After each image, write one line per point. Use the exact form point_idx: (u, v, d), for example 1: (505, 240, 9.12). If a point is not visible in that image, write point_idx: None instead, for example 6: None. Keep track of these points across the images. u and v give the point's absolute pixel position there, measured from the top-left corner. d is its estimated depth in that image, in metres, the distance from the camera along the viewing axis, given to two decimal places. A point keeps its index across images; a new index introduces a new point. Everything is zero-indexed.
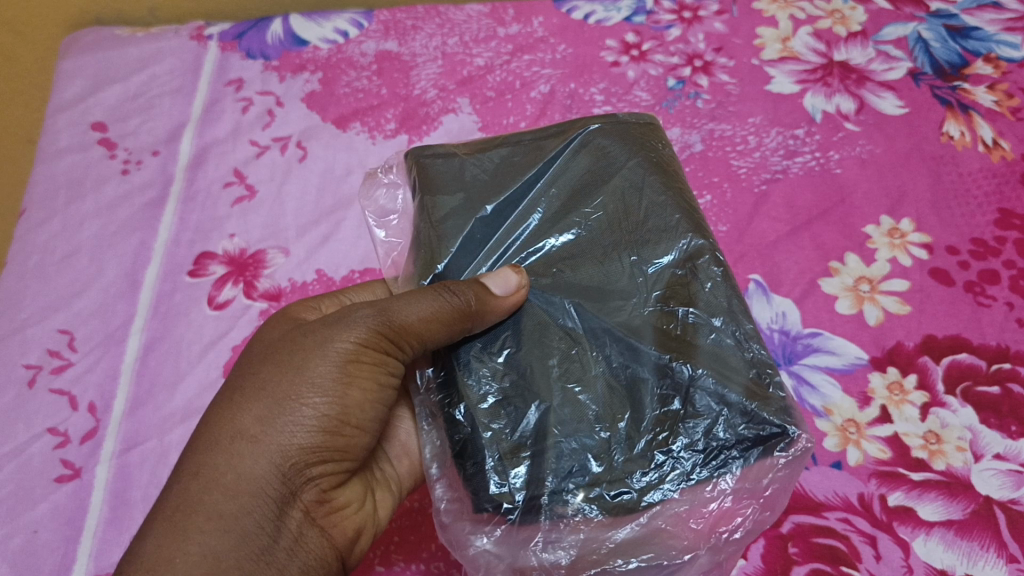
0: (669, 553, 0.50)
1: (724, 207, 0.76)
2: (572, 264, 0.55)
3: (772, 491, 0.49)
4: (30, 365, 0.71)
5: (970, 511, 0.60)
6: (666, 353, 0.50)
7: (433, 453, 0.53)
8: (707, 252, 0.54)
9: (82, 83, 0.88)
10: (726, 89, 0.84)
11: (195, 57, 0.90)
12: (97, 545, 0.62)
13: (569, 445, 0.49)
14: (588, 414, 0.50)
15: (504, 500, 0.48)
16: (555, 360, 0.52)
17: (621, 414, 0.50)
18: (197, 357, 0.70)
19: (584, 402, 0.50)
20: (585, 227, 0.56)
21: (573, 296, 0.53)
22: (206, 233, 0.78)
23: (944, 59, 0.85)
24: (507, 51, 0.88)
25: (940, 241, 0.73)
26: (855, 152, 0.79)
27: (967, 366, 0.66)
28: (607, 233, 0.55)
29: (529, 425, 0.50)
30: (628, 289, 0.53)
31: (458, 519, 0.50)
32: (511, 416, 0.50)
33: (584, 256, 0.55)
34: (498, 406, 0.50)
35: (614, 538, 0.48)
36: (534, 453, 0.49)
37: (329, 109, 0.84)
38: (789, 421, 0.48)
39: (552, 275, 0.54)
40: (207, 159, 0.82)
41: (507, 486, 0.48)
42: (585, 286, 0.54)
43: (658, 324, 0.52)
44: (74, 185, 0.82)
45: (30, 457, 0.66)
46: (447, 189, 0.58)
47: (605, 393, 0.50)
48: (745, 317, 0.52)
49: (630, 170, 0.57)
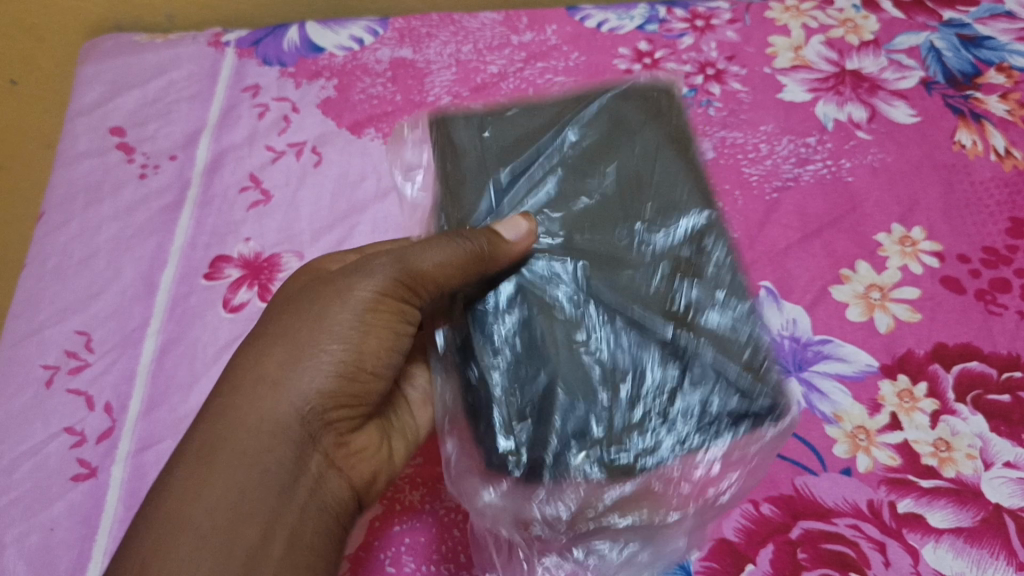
0: (661, 511, 0.57)
1: (735, 215, 0.77)
2: (584, 226, 0.65)
3: (757, 459, 0.57)
4: (47, 365, 0.72)
5: (980, 519, 0.60)
6: (670, 325, 0.60)
7: (443, 408, 0.63)
8: (711, 234, 0.65)
9: (101, 89, 0.89)
10: (737, 98, 0.85)
11: (213, 63, 0.91)
12: (111, 544, 0.63)
13: (574, 413, 0.57)
14: (590, 386, 0.58)
15: (511, 456, 0.57)
16: (563, 341, 0.60)
17: (620, 385, 0.58)
18: (212, 359, 0.71)
19: (588, 376, 0.59)
20: (598, 195, 0.67)
21: (586, 263, 0.63)
22: (222, 237, 0.78)
23: (956, 68, 0.85)
24: (520, 59, 0.89)
25: (951, 250, 0.73)
26: (866, 161, 0.79)
27: (977, 374, 0.67)
28: (614, 198, 0.67)
29: (538, 395, 0.58)
30: (638, 261, 0.63)
31: (470, 474, 0.59)
32: (522, 387, 0.59)
33: (596, 220, 0.65)
34: (514, 379, 0.59)
35: (608, 498, 0.56)
36: (537, 419, 0.58)
37: (344, 115, 0.85)
38: (780, 401, 0.56)
39: (564, 238, 0.65)
40: (223, 164, 0.83)
41: (514, 443, 0.58)
42: (597, 253, 0.64)
43: (664, 306, 0.61)
44: (92, 189, 0.82)
45: (47, 456, 0.67)
46: (471, 157, 0.70)
47: (606, 369, 0.59)
48: (739, 300, 0.61)
49: (636, 143, 0.70)
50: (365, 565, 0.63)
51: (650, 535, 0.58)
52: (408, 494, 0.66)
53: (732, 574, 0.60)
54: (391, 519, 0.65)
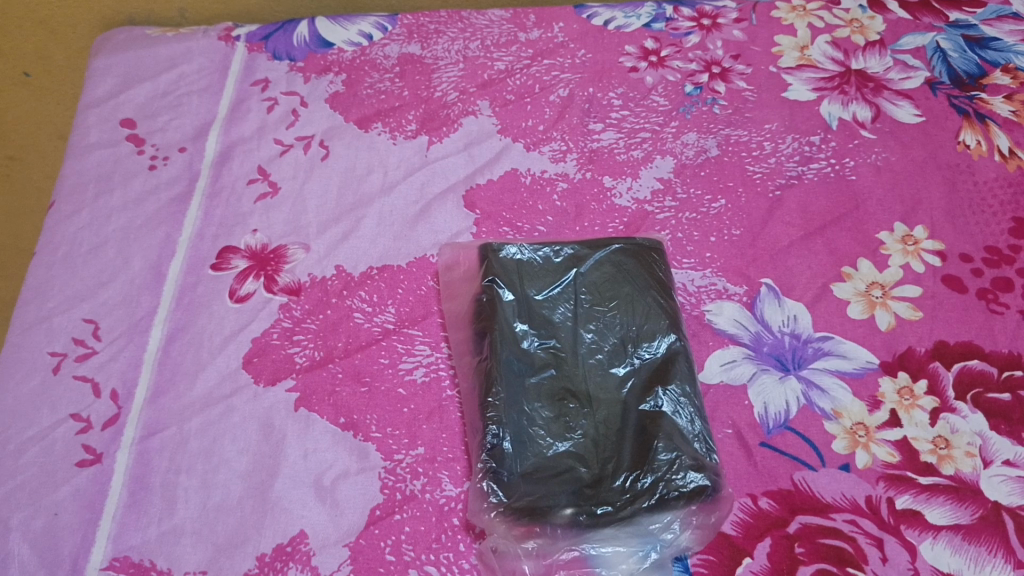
0: (638, 526, 0.59)
1: (738, 212, 0.77)
2: (589, 289, 0.69)
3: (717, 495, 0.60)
4: (55, 352, 0.72)
5: (979, 516, 0.61)
6: (650, 380, 0.65)
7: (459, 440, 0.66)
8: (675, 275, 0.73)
9: (113, 81, 0.90)
10: (743, 96, 0.85)
11: (223, 57, 0.92)
12: (115, 529, 0.63)
13: (558, 451, 0.61)
14: (575, 429, 0.63)
15: (500, 481, 0.60)
16: (552, 391, 0.64)
17: (607, 430, 0.63)
18: (217, 348, 0.72)
19: (574, 420, 0.63)
20: (604, 261, 0.70)
21: (580, 325, 0.67)
22: (230, 228, 0.79)
23: (961, 69, 0.86)
24: (527, 56, 0.90)
25: (953, 249, 0.74)
26: (870, 160, 0.80)
27: (978, 372, 0.67)
28: (619, 265, 0.70)
29: (528, 432, 0.62)
30: (628, 319, 0.67)
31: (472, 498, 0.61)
32: (514, 424, 0.62)
33: (601, 286, 0.69)
34: (508, 415, 0.63)
35: (591, 520, 0.58)
36: (526, 452, 0.62)
37: (351, 110, 0.86)
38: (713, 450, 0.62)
39: (569, 288, 0.69)
40: (232, 156, 0.84)
41: (502, 470, 0.61)
42: (593, 317, 0.68)
43: (645, 363, 0.66)
44: (102, 179, 0.83)
45: (53, 441, 0.67)
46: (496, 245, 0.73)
47: (593, 414, 0.63)
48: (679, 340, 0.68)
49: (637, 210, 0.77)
50: (364, 553, 0.61)
51: (638, 543, 0.59)
52: (409, 483, 0.64)
53: (729, 567, 0.59)
54: (391, 508, 0.63)
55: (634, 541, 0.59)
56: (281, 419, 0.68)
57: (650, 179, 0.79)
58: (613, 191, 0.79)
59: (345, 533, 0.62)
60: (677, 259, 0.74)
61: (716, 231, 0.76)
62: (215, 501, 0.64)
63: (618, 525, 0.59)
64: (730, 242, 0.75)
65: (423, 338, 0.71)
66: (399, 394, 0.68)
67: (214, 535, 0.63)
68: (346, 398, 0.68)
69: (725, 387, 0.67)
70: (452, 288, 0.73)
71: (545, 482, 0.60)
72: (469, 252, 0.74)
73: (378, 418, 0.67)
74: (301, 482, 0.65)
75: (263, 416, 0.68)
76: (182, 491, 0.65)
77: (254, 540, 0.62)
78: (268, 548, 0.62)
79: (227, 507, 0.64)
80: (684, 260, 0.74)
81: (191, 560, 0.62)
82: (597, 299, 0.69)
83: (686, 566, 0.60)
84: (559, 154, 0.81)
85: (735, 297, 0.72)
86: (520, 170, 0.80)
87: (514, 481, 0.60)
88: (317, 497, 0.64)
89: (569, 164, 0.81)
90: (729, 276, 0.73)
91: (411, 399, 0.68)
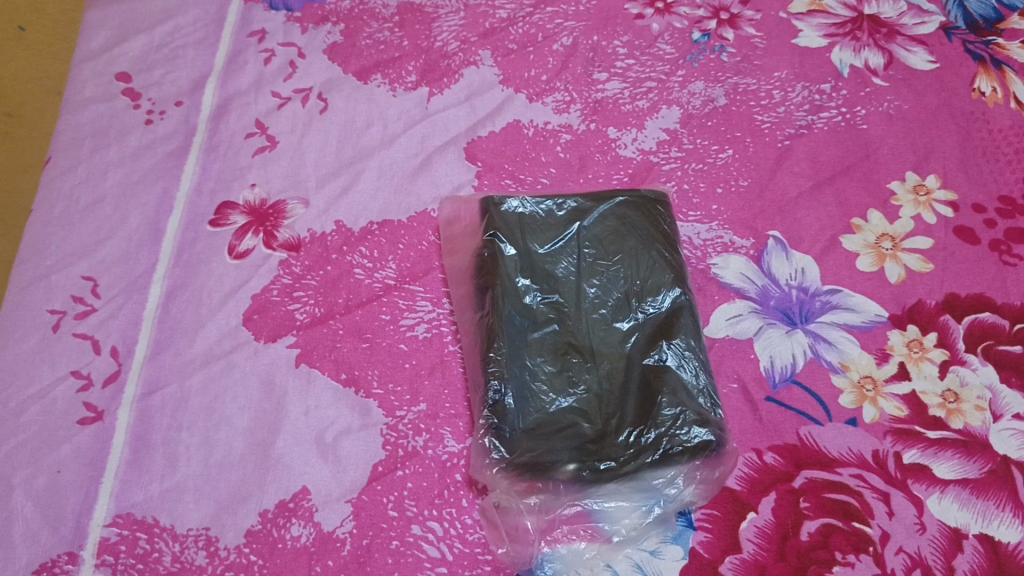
0: (642, 483, 0.59)
1: (745, 162, 0.75)
2: (592, 245, 0.68)
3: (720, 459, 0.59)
4: (54, 310, 0.71)
5: (987, 471, 0.60)
6: (656, 336, 0.64)
7: (464, 397, 0.65)
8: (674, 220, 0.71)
9: (107, 33, 0.87)
10: (751, 43, 0.83)
11: (219, 9, 0.89)
12: (118, 486, 0.63)
13: (563, 408, 0.61)
14: (579, 386, 0.62)
15: (502, 438, 0.60)
16: (556, 349, 0.63)
17: (610, 387, 0.62)
18: (217, 305, 0.71)
19: (578, 379, 0.62)
20: (606, 215, 0.69)
21: (585, 279, 0.66)
22: (228, 183, 0.78)
23: (978, 13, 0.83)
24: (530, 3, 0.87)
25: (966, 199, 0.72)
26: (882, 108, 0.78)
27: (989, 325, 0.66)
28: (622, 219, 0.69)
29: (530, 391, 0.61)
30: (632, 275, 0.66)
31: (477, 457, 0.61)
32: (516, 382, 0.62)
33: (605, 240, 0.68)
34: (509, 371, 0.62)
35: (594, 477, 0.58)
36: (529, 410, 0.61)
37: (350, 61, 0.84)
38: (716, 406, 0.61)
39: (572, 242, 0.68)
40: (229, 110, 0.82)
41: (503, 429, 0.60)
42: (597, 272, 0.67)
43: (651, 320, 0.65)
44: (98, 134, 0.81)
45: (54, 400, 0.67)
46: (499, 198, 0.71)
47: (598, 372, 0.62)
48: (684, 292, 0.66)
49: (642, 163, 0.76)
50: (366, 510, 0.61)
51: (642, 498, 0.59)
52: (411, 439, 0.64)
53: (733, 522, 0.59)
54: (393, 464, 0.63)
55: (639, 495, 0.59)
56: (282, 375, 0.67)
57: (656, 130, 0.77)
58: (617, 142, 0.77)
59: (348, 489, 0.62)
60: (683, 212, 0.73)
61: (723, 182, 0.74)
62: (218, 458, 0.64)
63: (623, 479, 0.58)
64: (736, 194, 0.74)
65: (425, 294, 0.70)
66: (401, 350, 0.68)
67: (216, 492, 0.62)
68: (347, 354, 0.68)
69: (730, 341, 0.66)
70: (454, 242, 0.72)
71: (547, 438, 0.59)
72: (472, 205, 0.73)
73: (379, 374, 0.67)
74: (302, 439, 0.64)
75: (263, 372, 0.67)
76: (185, 448, 0.64)
77: (257, 496, 0.62)
78: (271, 504, 0.62)
79: (230, 463, 0.64)
80: (689, 213, 0.73)
81: (194, 517, 0.62)
82: (601, 253, 0.67)
83: (689, 521, 0.59)
84: (562, 104, 0.80)
85: (741, 250, 0.71)
86: (523, 122, 0.79)
87: (516, 438, 0.60)
88: (320, 454, 0.64)
89: (573, 114, 0.79)
90: (737, 229, 0.72)
91: (413, 355, 0.67)
